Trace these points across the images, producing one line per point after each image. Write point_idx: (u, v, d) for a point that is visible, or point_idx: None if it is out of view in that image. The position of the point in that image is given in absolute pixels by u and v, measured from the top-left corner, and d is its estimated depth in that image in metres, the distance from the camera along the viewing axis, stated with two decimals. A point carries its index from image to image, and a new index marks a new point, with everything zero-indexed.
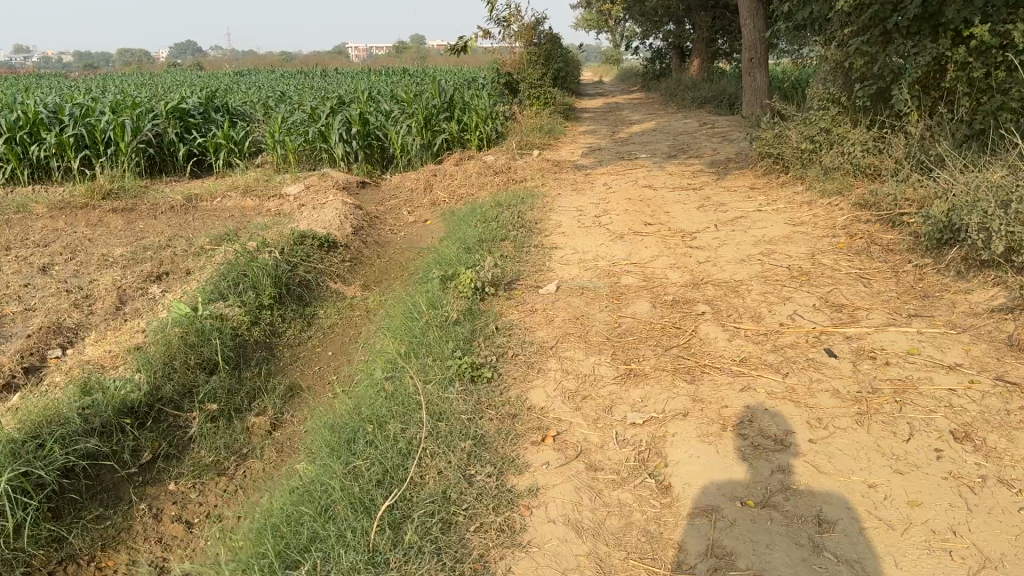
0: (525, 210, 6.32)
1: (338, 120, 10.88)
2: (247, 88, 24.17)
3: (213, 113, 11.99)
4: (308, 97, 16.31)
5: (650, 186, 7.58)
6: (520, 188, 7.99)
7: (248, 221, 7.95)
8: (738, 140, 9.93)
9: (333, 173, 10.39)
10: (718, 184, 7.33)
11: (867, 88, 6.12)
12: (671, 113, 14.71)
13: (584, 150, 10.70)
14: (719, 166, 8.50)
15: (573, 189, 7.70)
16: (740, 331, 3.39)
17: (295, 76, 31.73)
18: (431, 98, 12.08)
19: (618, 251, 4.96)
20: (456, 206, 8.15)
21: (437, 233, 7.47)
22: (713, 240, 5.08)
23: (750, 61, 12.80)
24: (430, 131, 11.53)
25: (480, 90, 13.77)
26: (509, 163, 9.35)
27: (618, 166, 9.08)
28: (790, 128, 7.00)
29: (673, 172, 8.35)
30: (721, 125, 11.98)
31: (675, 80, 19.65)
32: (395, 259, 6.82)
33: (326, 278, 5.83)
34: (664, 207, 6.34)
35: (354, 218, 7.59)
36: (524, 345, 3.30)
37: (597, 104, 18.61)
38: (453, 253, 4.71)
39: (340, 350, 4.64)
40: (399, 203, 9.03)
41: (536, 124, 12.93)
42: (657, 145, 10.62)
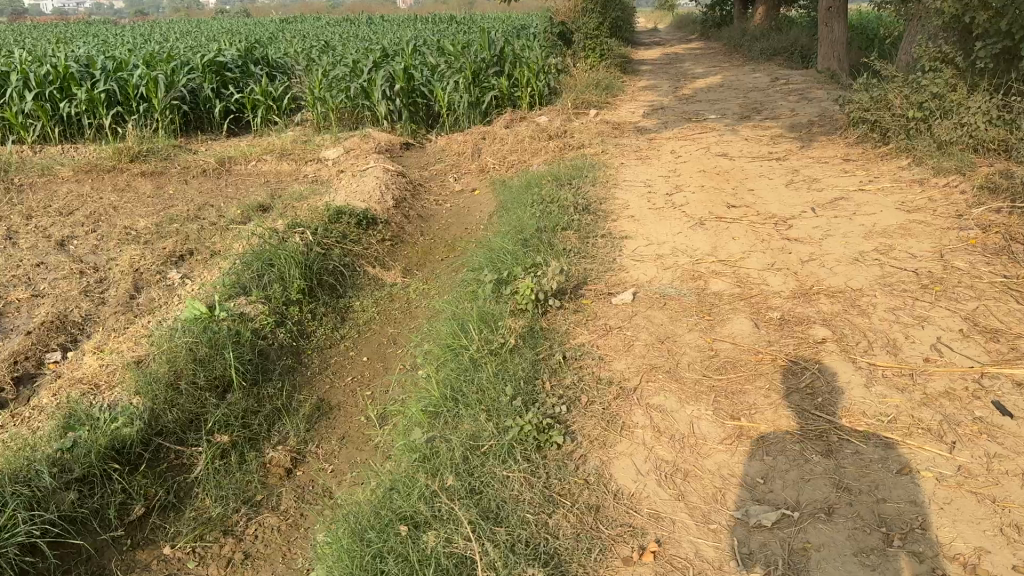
0: (586, 185, 5.59)
1: (381, 75, 10.20)
2: (290, 35, 23.45)
3: (251, 66, 11.38)
4: (351, 47, 15.59)
5: (725, 155, 6.77)
6: (578, 156, 7.23)
7: (283, 190, 7.37)
8: (818, 101, 8.98)
9: (375, 134, 9.74)
10: (804, 154, 6.48)
11: (992, 47, 5.05)
12: (738, 66, 13.64)
13: (646, 110, 9.85)
14: (800, 132, 7.63)
15: (638, 158, 6.92)
16: (875, 370, 2.66)
17: (340, 23, 30.92)
18: (479, 50, 11.28)
19: (701, 243, 4.23)
20: (507, 176, 7.45)
21: (487, 207, 6.80)
22: (813, 231, 4.30)
23: (827, 10, 11.72)
24: (479, 87, 10.76)
25: (532, 41, 12.87)
26: (564, 125, 8.58)
27: (685, 130, 8.24)
28: (891, 91, 6.07)
29: (748, 139, 7.50)
30: (796, 81, 10.95)
31: (738, 29, 18.43)
32: (441, 238, 6.18)
33: (364, 263, 5.22)
34: (746, 184, 5.55)
35: (396, 188, 6.95)
36: (600, 386, 2.63)
37: (655, 55, 17.56)
38: (507, 246, 4.02)
39: (377, 357, 4.03)
40: (445, 170, 8.36)
41: (591, 79, 12.05)
42: (726, 105, 9.71)
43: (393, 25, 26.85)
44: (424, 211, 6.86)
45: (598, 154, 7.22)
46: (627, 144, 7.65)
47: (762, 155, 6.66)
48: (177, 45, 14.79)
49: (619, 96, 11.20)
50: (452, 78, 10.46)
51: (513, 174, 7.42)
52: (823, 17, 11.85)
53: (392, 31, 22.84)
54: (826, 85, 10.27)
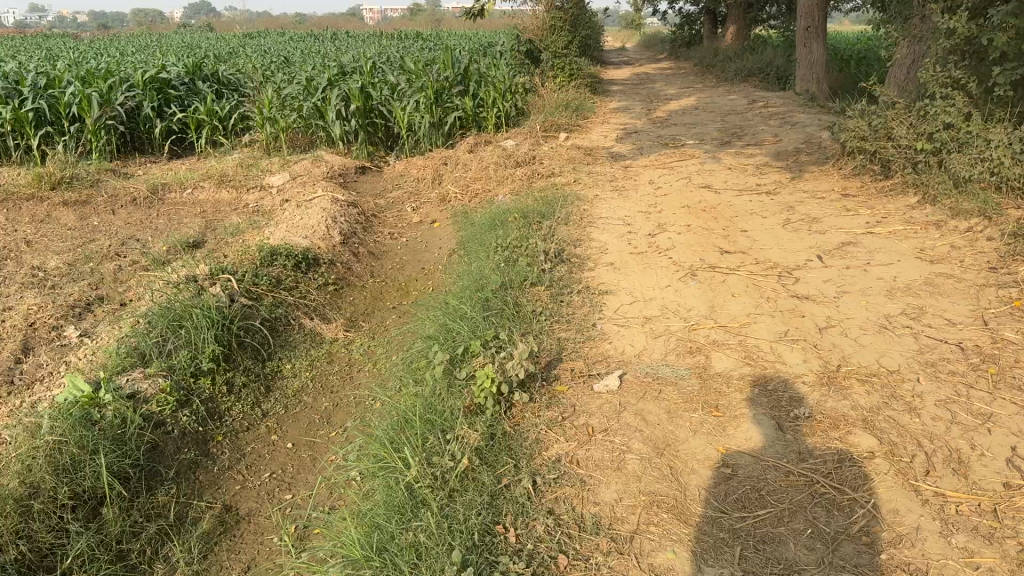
0: (557, 224, 4.92)
1: (336, 94, 9.49)
2: (247, 50, 22.58)
3: (197, 82, 10.60)
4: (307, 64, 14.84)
5: (709, 187, 6.16)
6: (548, 186, 6.58)
7: (219, 223, 6.60)
8: (802, 127, 8.45)
9: (328, 157, 9.02)
10: (795, 187, 5.89)
11: (1012, 72, 4.48)
12: (712, 87, 13.16)
13: (619, 134, 9.25)
14: (786, 161, 7.06)
15: (613, 189, 6.28)
16: (947, 505, 2.01)
17: (301, 39, 30.10)
18: (442, 68, 10.62)
19: (694, 301, 3.57)
20: (470, 207, 6.77)
21: (447, 242, 6.11)
22: (824, 287, 3.67)
23: (805, 30, 11.32)
24: (441, 107, 10.09)
25: (497, 59, 12.25)
26: (532, 150, 7.93)
27: (662, 157, 7.63)
28: (893, 119, 5.50)
29: (731, 168, 6.91)
30: (774, 104, 10.45)
31: (709, 49, 18.03)
32: (393, 280, 5.46)
33: (299, 314, 4.49)
34: (736, 223, 4.93)
35: (345, 221, 6.23)
36: (586, 536, 1.97)
37: (625, 74, 17.04)
38: (462, 306, 3.33)
39: (305, 443, 3.30)
40: (402, 200, 7.66)
41: (560, 100, 11.45)
42: (703, 129, 9.16)
43: (355, 41, 26.09)
44: (377, 247, 6.14)
45: (570, 185, 6.57)
46: (601, 172, 7.01)
47: (750, 188, 6.05)
48: (122, 58, 13.92)
49: (589, 118, 10.60)
50: (413, 97, 9.79)
51: (476, 206, 6.74)
52: (801, 38, 11.45)
53: (354, 47, 22.11)
54: (806, 109, 9.78)
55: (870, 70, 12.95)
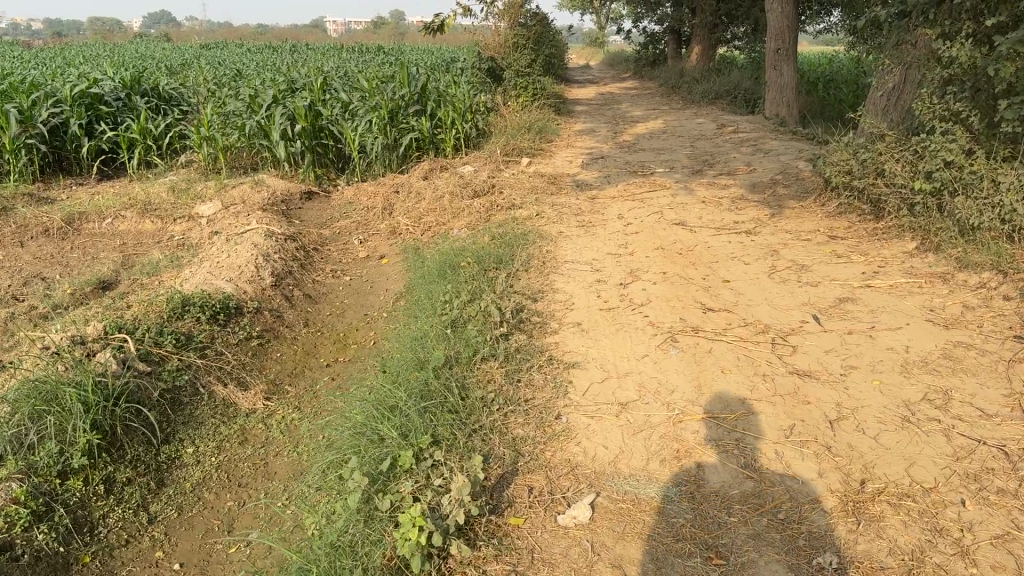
0: (515, 271, 4.32)
1: (280, 113, 8.83)
2: (199, 63, 21.66)
3: (131, 98, 9.86)
4: (257, 78, 14.11)
5: (683, 224, 5.63)
6: (507, 220, 5.98)
7: (139, 260, 5.88)
8: (776, 155, 7.99)
9: (270, 182, 8.33)
10: (777, 225, 5.38)
11: (1020, 107, 3.99)
12: (678, 109, 12.73)
13: (584, 159, 8.71)
14: (763, 193, 6.56)
15: (579, 226, 5.71)
16: None
17: (257, 52, 29.19)
18: (397, 86, 10.01)
19: (674, 376, 2.99)
20: (421, 242, 6.14)
21: (394, 283, 5.47)
22: (827, 359, 3.12)
23: (775, 52, 10.93)
24: (396, 128, 9.48)
25: (457, 77, 11.68)
26: (490, 177, 7.35)
27: (631, 188, 7.09)
28: (883, 154, 5.02)
29: (705, 201, 6.39)
30: (744, 129, 10.01)
31: (674, 68, 17.69)
32: (330, 330, 4.81)
33: (209, 380, 3.84)
34: (715, 270, 4.38)
35: (280, 259, 5.56)
36: None
37: (589, 93, 16.57)
38: (392, 390, 2.72)
39: (196, 564, 2.70)
40: (349, 232, 7.01)
41: (522, 121, 10.89)
42: (673, 155, 8.66)
43: (313, 55, 25.33)
44: (315, 289, 5.48)
45: (530, 219, 5.98)
46: (564, 205, 6.44)
47: (727, 225, 5.53)
48: (57, 70, 13.08)
49: (553, 142, 10.05)
50: (364, 117, 9.15)
51: (428, 241, 6.11)
52: (771, 60, 11.05)
53: (311, 61, 21.36)
54: (779, 135, 9.35)
55: (838, 95, 12.64)
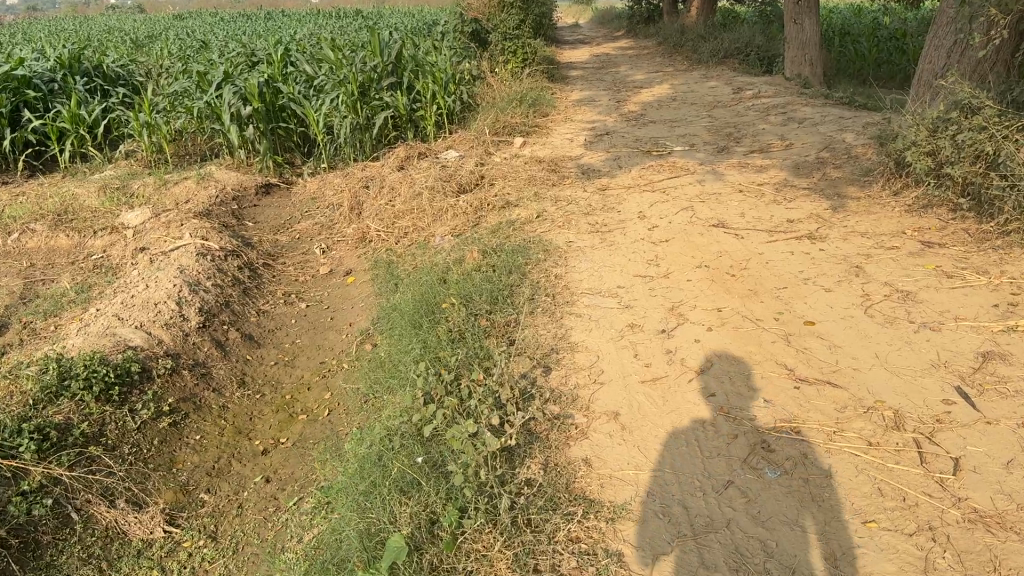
0: (517, 317, 3.16)
1: (230, 91, 7.55)
2: (162, 35, 20.09)
3: (62, 79, 8.55)
4: (216, 51, 12.75)
5: (723, 227, 4.46)
6: (502, 225, 4.83)
7: (41, 289, 4.67)
8: (812, 127, 6.83)
9: (219, 175, 7.11)
10: (845, 226, 4.22)
11: None
12: (684, 71, 11.47)
13: (587, 136, 7.52)
14: (810, 179, 5.40)
15: (592, 233, 4.56)
16: None
17: (223, 20, 27.40)
18: (369, 56, 8.74)
19: (786, 531, 1.89)
20: (394, 253, 4.98)
21: (360, 313, 4.32)
22: (1017, 484, 1.99)
23: (796, 4, 9.68)
24: (368, 104, 8.23)
25: (437, 43, 10.38)
26: (478, 166, 6.17)
27: (648, 175, 5.91)
28: (992, 135, 3.88)
29: (742, 191, 5.22)
30: (766, 94, 8.82)
31: (673, 26, 16.35)
32: (273, 390, 3.66)
33: (86, 500, 2.70)
34: (787, 302, 3.23)
35: (214, 288, 4.39)
36: None
37: (582, 56, 15.22)
38: None
39: None
40: (310, 239, 5.83)
41: (512, 92, 9.64)
42: (690, 129, 7.47)
43: (286, 23, 23.74)
44: (258, 324, 4.31)
45: (529, 224, 4.83)
46: (570, 202, 5.27)
47: (780, 227, 4.36)
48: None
49: (549, 115, 8.83)
50: (329, 94, 7.90)
51: (404, 251, 4.95)
52: (791, 13, 9.82)
53: (283, 29, 19.86)
54: (808, 100, 8.17)
55: (860, 49, 11.42)
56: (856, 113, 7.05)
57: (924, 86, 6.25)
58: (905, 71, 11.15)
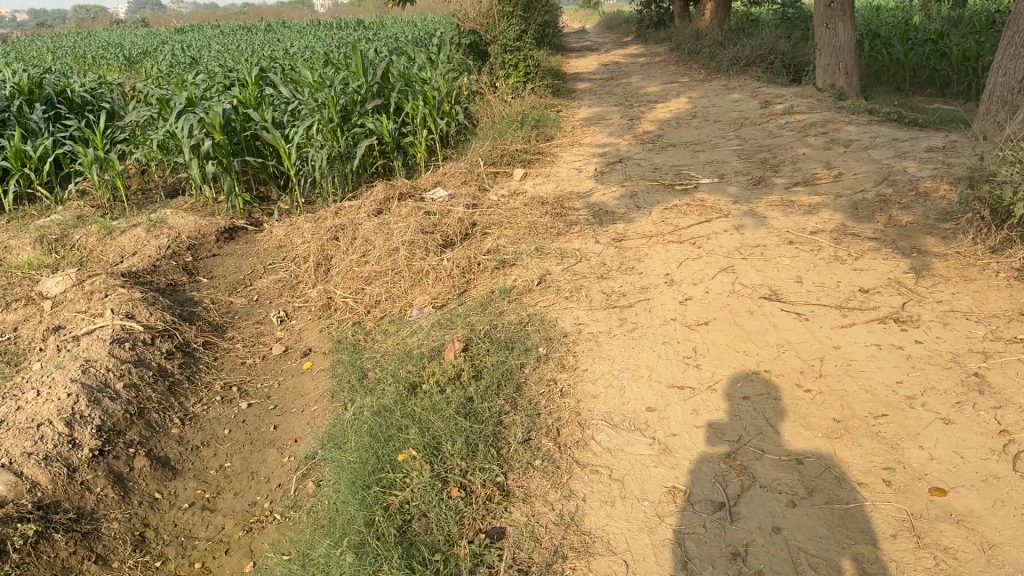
0: (505, 483, 2.21)
1: (189, 121, 6.61)
2: (150, 51, 19.14)
3: (11, 109, 7.64)
4: (193, 70, 11.81)
5: (777, 299, 3.48)
6: (494, 296, 3.88)
7: None
8: (860, 152, 5.83)
9: (173, 220, 6.18)
10: (940, 304, 3.25)
11: None
12: (702, 82, 10.49)
13: (598, 165, 6.55)
14: (875, 225, 4.40)
15: (607, 308, 3.59)
16: None
17: (218, 33, 26.57)
18: (351, 77, 7.81)
19: None
20: (364, 329, 4.02)
21: (311, 420, 3.36)
22: None
23: (827, 7, 8.70)
24: (348, 132, 7.29)
25: (430, 59, 9.45)
26: (469, 211, 5.21)
27: (672, 219, 4.92)
28: None
29: (793, 243, 4.22)
30: (798, 109, 7.84)
31: (685, 31, 15.38)
32: (181, 553, 2.73)
33: None
34: (896, 451, 2.26)
35: (124, 391, 3.45)
36: None
37: (590, 65, 14.28)
38: None
39: None
40: (270, 302, 4.88)
41: (513, 113, 8.71)
42: (716, 154, 6.49)
43: (282, 34, 22.79)
44: (177, 440, 3.36)
45: (528, 295, 3.86)
46: (579, 261, 4.30)
47: (851, 303, 3.37)
48: None
49: (554, 138, 7.88)
50: (304, 122, 6.97)
51: (375, 327, 3.99)
52: (821, 17, 8.83)
53: (275, 42, 18.89)
54: (848, 116, 7.19)
55: (894, 54, 10.40)
56: (910, 134, 6.06)
57: (998, 103, 5.39)
58: (945, 77, 10.13)
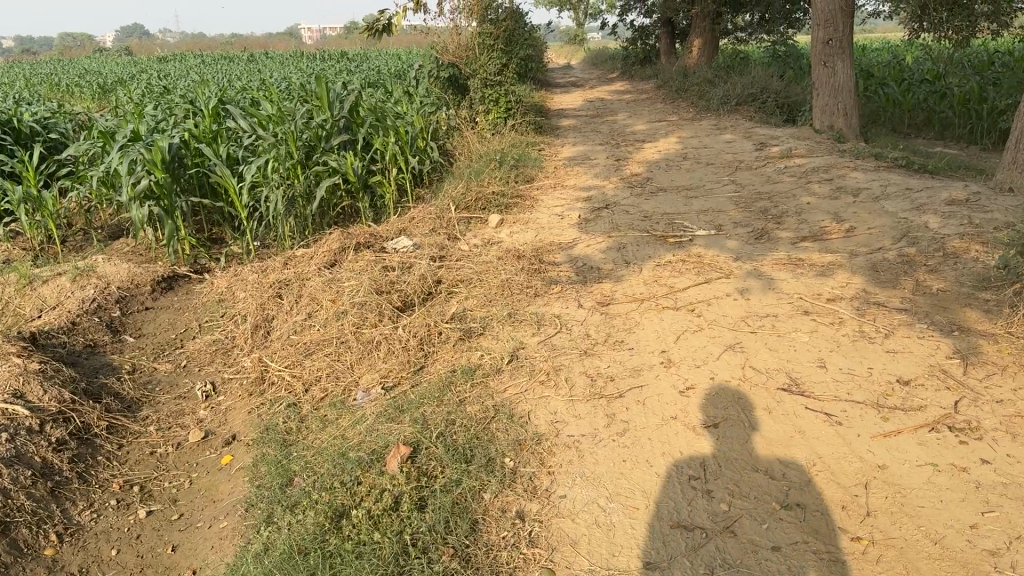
0: None
1: (129, 156, 5.95)
2: (122, 80, 18.47)
3: None
4: (156, 101, 11.15)
5: (798, 391, 2.86)
6: (454, 378, 3.22)
7: None
8: (871, 202, 5.27)
9: (105, 267, 5.50)
10: (1002, 407, 2.64)
11: None
12: (692, 121, 9.99)
13: (582, 212, 5.95)
14: (901, 292, 3.80)
15: (591, 397, 2.94)
16: None
17: (196, 63, 26.08)
18: (316, 110, 7.20)
19: None
20: (300, 413, 3.36)
21: (218, 544, 2.67)
22: None
23: (825, 44, 8.22)
24: (309, 170, 6.66)
25: (405, 91, 8.88)
26: (434, 265, 4.57)
27: (666, 278, 4.30)
28: None
29: (808, 313, 3.62)
30: (797, 152, 7.30)
31: (672, 68, 14.99)
32: None
33: None
34: None
35: None
36: None
37: (575, 102, 13.82)
38: None
39: None
40: (200, 371, 4.21)
41: (492, 151, 8.13)
42: (711, 202, 5.91)
43: (260, 65, 22.19)
44: (48, 567, 2.69)
45: (495, 377, 3.21)
46: (557, 330, 3.66)
47: (889, 400, 2.76)
48: None
49: (535, 178, 7.29)
50: (258, 159, 6.33)
51: (312, 412, 3.33)
52: (819, 55, 8.34)
53: (252, 73, 18.29)
54: (851, 161, 6.66)
55: (891, 94, 9.95)
56: (924, 184, 5.51)
57: None
58: (945, 119, 9.68)
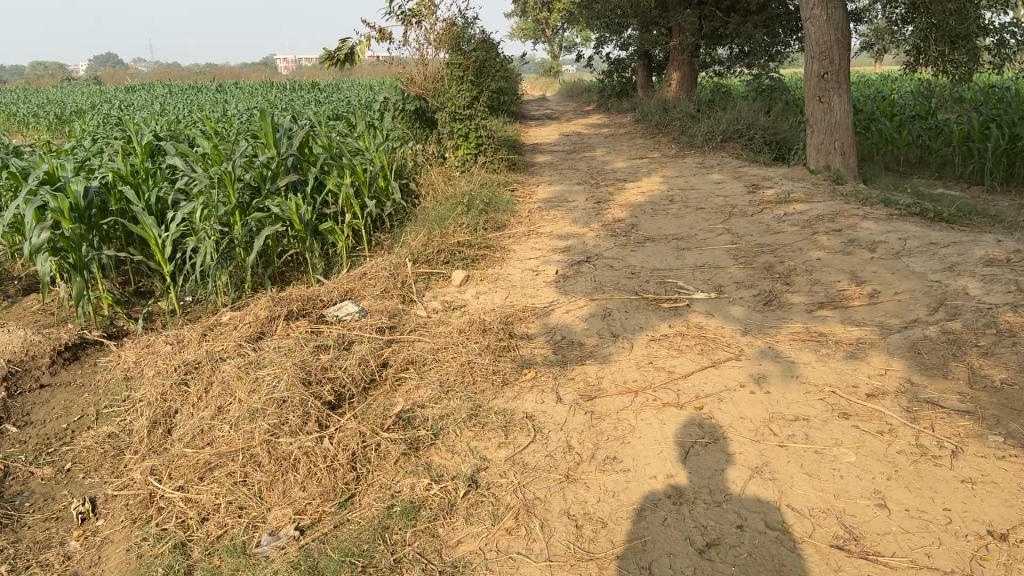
0: None
1: (32, 204, 5.11)
2: (78, 110, 17.55)
3: None
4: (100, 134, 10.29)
5: (860, 553, 2.11)
6: (389, 517, 2.42)
7: None
8: (892, 259, 4.57)
9: None
10: None
11: None
12: (676, 159, 9.33)
13: (560, 266, 5.19)
14: (955, 384, 3.07)
15: (573, 560, 2.15)
16: None
17: (159, 94, 25.18)
18: (260, 148, 6.40)
19: None
20: (188, 558, 2.52)
21: None
22: None
23: (820, 77, 7.61)
24: (247, 217, 5.84)
25: (365, 125, 8.13)
26: (380, 341, 3.77)
27: (663, 359, 3.54)
28: None
29: (847, 416, 2.86)
30: (795, 195, 6.63)
31: (650, 101, 14.42)
32: None
33: None
34: None
35: None
36: None
37: (551, 136, 13.16)
38: None
39: None
40: (83, 480, 3.37)
41: (459, 192, 7.37)
42: (706, 255, 5.18)
43: (224, 97, 21.34)
44: None
45: (446, 518, 2.40)
46: (529, 437, 2.87)
47: (988, 570, 2.01)
48: None
49: (506, 224, 6.55)
50: (187, 205, 5.51)
51: (203, 561, 2.50)
52: (813, 90, 7.72)
53: (213, 105, 17.42)
54: (857, 207, 5.99)
55: (886, 130, 9.35)
56: (950, 237, 4.82)
57: None
58: (943, 157, 9.09)
